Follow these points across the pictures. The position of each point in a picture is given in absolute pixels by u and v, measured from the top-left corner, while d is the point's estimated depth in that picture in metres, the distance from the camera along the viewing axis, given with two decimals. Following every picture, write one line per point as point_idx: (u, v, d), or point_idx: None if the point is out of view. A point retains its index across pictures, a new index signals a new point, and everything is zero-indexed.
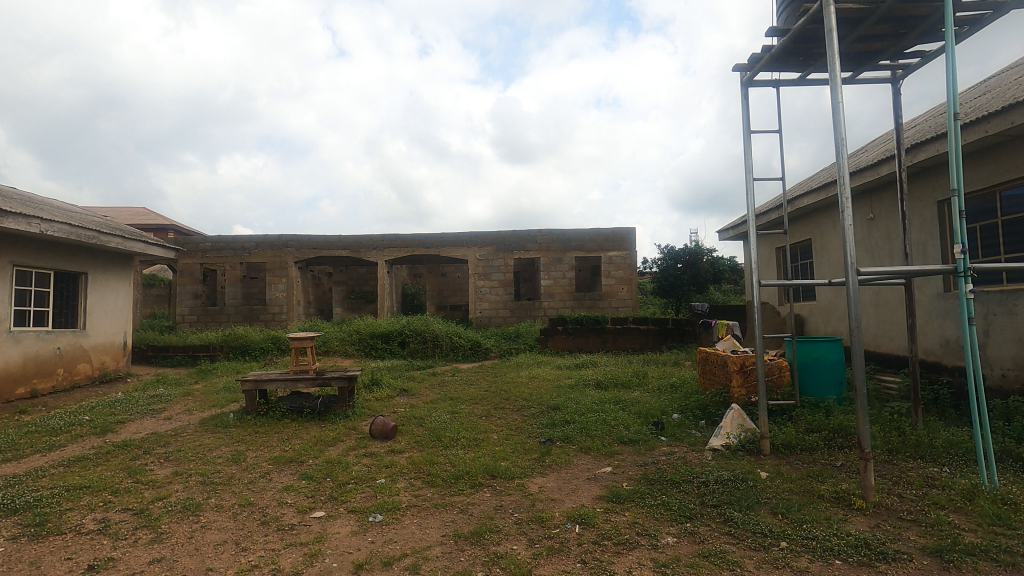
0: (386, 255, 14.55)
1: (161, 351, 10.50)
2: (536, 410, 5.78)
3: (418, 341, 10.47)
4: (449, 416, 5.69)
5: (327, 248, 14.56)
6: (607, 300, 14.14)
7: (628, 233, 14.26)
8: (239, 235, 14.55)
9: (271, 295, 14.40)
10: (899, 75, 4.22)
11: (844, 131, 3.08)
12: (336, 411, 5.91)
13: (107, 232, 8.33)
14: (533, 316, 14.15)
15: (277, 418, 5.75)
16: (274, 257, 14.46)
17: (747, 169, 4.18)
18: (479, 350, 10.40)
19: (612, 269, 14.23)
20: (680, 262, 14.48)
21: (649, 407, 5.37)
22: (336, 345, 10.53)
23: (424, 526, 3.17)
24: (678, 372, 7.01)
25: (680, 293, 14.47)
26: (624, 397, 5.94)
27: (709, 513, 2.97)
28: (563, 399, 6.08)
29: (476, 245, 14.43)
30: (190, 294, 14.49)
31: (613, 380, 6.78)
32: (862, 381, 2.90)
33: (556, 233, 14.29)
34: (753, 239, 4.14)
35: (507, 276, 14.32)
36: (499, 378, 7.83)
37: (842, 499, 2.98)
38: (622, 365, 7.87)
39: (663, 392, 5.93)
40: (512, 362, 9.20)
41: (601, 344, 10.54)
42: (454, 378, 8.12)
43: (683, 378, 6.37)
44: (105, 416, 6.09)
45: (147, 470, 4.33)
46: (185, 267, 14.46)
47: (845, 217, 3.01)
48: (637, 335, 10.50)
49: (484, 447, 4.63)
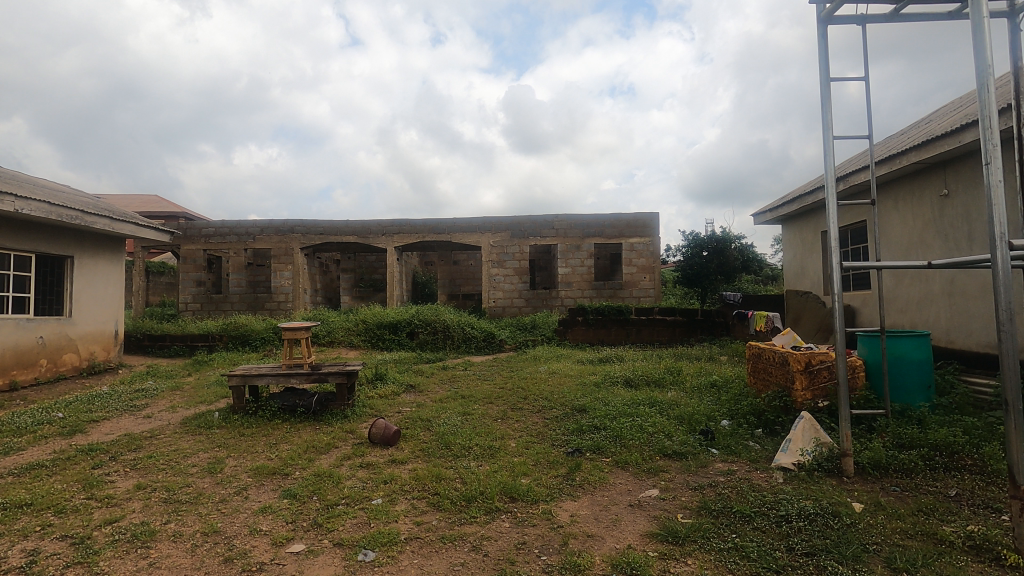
0: (396, 242, 13.88)
1: (158, 341, 9.95)
2: (560, 411, 5.08)
3: (428, 333, 9.80)
4: (460, 419, 5.00)
5: (333, 233, 13.92)
6: (628, 290, 13.35)
7: (651, 219, 13.43)
8: (243, 220, 13.99)
9: (277, 283, 13.83)
10: (1018, 7, 3.40)
11: (989, 55, 2.30)
12: (332, 411, 5.26)
13: (93, 213, 7.72)
14: (549, 306, 13.42)
15: (266, 419, 5.11)
16: (279, 243, 13.88)
17: (826, 125, 3.40)
18: (494, 342, 9.70)
19: (634, 257, 13.42)
20: (706, 249, 13.63)
21: (691, 410, 4.63)
22: (341, 336, 9.90)
23: (426, 571, 2.48)
24: (717, 370, 6.26)
25: (706, 283, 13.64)
26: (660, 399, 5.20)
27: (803, 565, 2.24)
28: (589, 399, 5.36)
29: (489, 231, 13.70)
30: (193, 281, 13.97)
31: (644, 377, 6.05)
32: (1017, 393, 2.15)
33: (574, 218, 13.51)
34: (834, 210, 3.36)
35: (523, 264, 13.58)
36: (515, 374, 7.12)
37: (981, 550, 2.23)
38: (651, 360, 7.13)
39: (706, 393, 5.19)
40: (529, 356, 8.50)
41: (624, 337, 9.79)
42: (466, 372, 7.43)
43: (725, 377, 5.61)
44: (80, 413, 5.49)
45: (105, 483, 3.70)
46: (187, 254, 13.93)
47: (993, 170, 2.23)
48: (664, 327, 9.72)
49: (501, 459, 3.93)
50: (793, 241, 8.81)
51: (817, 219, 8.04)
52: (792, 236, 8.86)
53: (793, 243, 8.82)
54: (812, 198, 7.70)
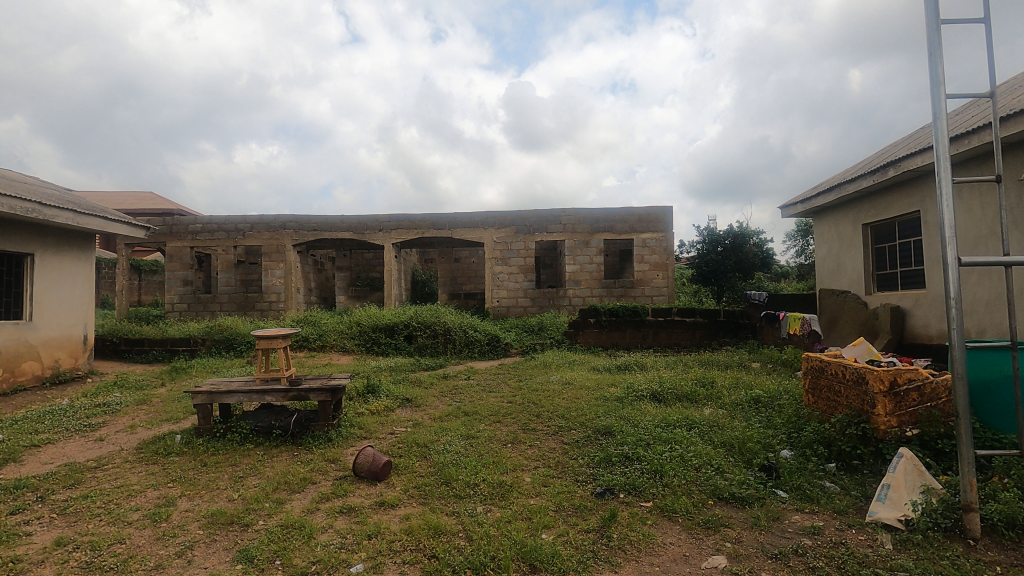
0: (394, 238, 13.13)
1: (136, 346, 9.20)
2: (580, 434, 4.32)
3: (427, 336, 9.03)
4: (464, 444, 4.26)
5: (328, 229, 13.16)
6: (640, 288, 12.59)
7: (664, 213, 12.66)
8: (232, 215, 13.23)
9: (268, 282, 13.09)
10: None
11: None
12: (314, 433, 4.51)
13: (55, 206, 6.97)
14: (557, 306, 12.66)
15: (235, 444, 4.35)
16: (270, 239, 13.14)
17: (937, 79, 2.63)
18: (499, 347, 8.94)
19: (646, 254, 12.65)
20: (722, 245, 12.92)
21: (739, 435, 3.88)
22: (334, 339, 9.17)
23: None
24: (755, 382, 5.50)
25: (723, 281, 12.89)
26: (697, 418, 4.44)
27: None
28: (614, 418, 4.60)
29: (493, 227, 12.93)
30: (180, 280, 13.21)
31: (672, 391, 5.28)
32: None
33: (582, 213, 12.74)
34: (948, 189, 2.59)
35: (528, 261, 12.82)
36: (525, 383, 6.37)
37: None
38: (676, 369, 6.36)
39: (750, 412, 4.44)
40: (538, 362, 7.73)
41: (640, 340, 9.03)
42: (469, 382, 6.67)
43: (770, 392, 4.84)
44: (21, 435, 4.73)
45: (19, 537, 2.94)
46: (173, 251, 13.16)
47: None
48: (683, 329, 8.96)
49: (515, 503, 3.19)
50: (826, 235, 8.02)
51: (856, 210, 7.25)
52: (824, 231, 8.07)
53: (826, 237, 8.03)
54: (852, 187, 6.90)
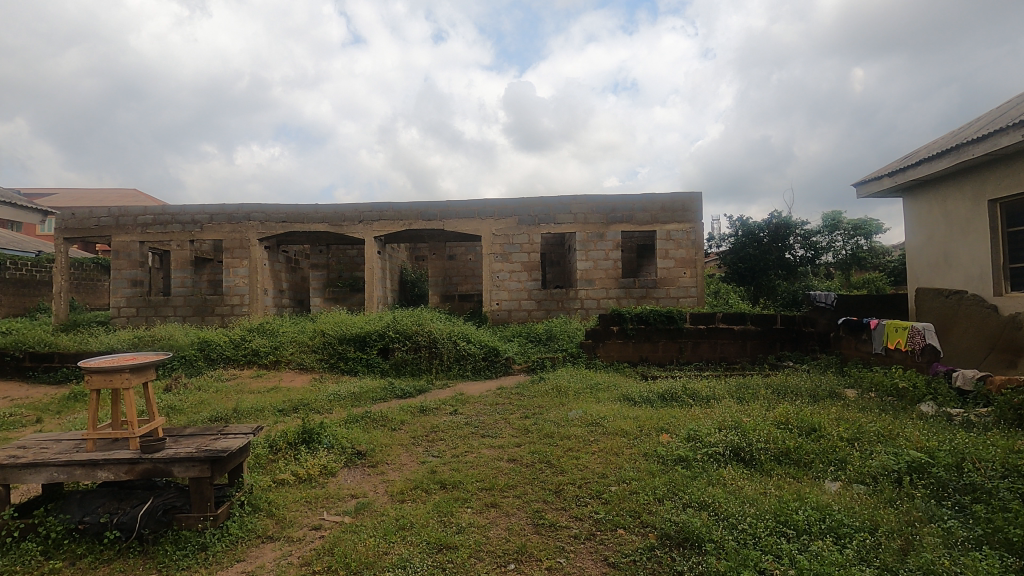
0: (376, 231, 11.27)
1: (44, 362, 7.36)
2: (637, 543, 2.46)
3: (406, 349, 7.14)
4: (429, 562, 2.39)
5: (300, 221, 11.30)
6: (664, 289, 10.73)
7: (692, 200, 10.78)
8: (188, 205, 11.36)
9: (230, 282, 11.28)
10: None
11: None
12: (174, 536, 2.62)
13: None
14: (566, 310, 10.79)
15: (24, 563, 2.46)
16: (232, 233, 11.29)
17: None
18: (497, 364, 7.06)
19: (670, 247, 10.77)
20: (760, 237, 11.20)
21: (959, 572, 1.99)
22: (290, 354, 7.32)
23: None
24: (884, 429, 3.62)
25: (761, 281, 11.06)
26: (836, 511, 2.56)
27: None
28: (686, 506, 2.73)
29: (491, 217, 11.05)
30: (127, 281, 11.34)
31: (765, 444, 3.40)
32: None
33: (596, 200, 10.87)
34: None
35: (533, 257, 10.95)
36: (533, 422, 4.52)
37: None
38: (749, 403, 4.47)
39: (931, 503, 2.55)
40: (549, 386, 5.81)
41: (675, 353, 7.14)
42: (455, 419, 4.78)
43: (938, 456, 2.95)
44: None
45: None
46: (119, 247, 11.28)
47: None
48: (731, 340, 7.09)
49: None
50: (928, 218, 6.11)
51: (980, 183, 5.35)
52: (925, 211, 6.16)
53: (928, 220, 6.12)
54: (980, 149, 5.00)
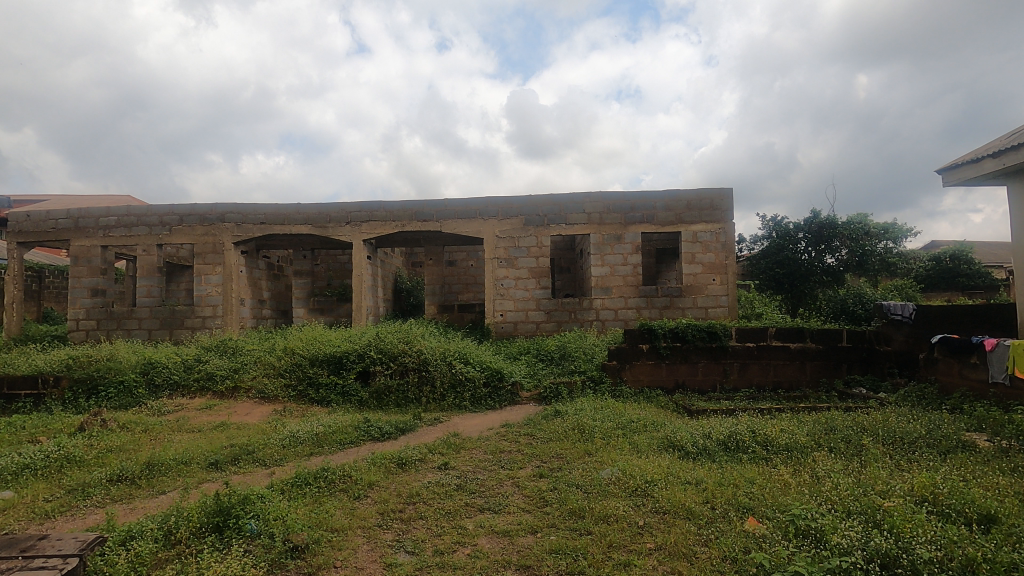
0: (365, 233, 10.04)
1: None
2: None
3: (390, 373, 5.87)
4: None
5: (280, 223, 10.08)
6: (690, 298, 9.44)
7: (721, 197, 9.49)
8: (156, 205, 10.14)
9: (201, 292, 10.08)
10: None
11: None
12: None
13: None
14: (579, 321, 9.51)
15: None
16: (204, 236, 10.08)
17: None
18: (501, 391, 5.77)
19: (697, 251, 9.49)
20: (797, 242, 10.08)
21: None
22: (251, 379, 6.07)
23: None
24: None
25: (802, 289, 9.89)
26: None
27: None
28: None
29: (493, 217, 9.80)
30: (87, 290, 10.13)
31: (937, 553, 2.10)
32: None
33: (612, 197, 9.60)
34: None
35: (541, 262, 9.68)
36: (552, 485, 3.25)
37: None
38: (856, 461, 3.17)
39: None
40: (568, 425, 4.50)
41: (718, 378, 5.85)
42: (444, 477, 3.52)
43: None
44: None
45: None
46: (79, 252, 10.09)
47: None
48: (786, 362, 5.80)
49: None
50: None
51: None
52: None
53: None
54: None
